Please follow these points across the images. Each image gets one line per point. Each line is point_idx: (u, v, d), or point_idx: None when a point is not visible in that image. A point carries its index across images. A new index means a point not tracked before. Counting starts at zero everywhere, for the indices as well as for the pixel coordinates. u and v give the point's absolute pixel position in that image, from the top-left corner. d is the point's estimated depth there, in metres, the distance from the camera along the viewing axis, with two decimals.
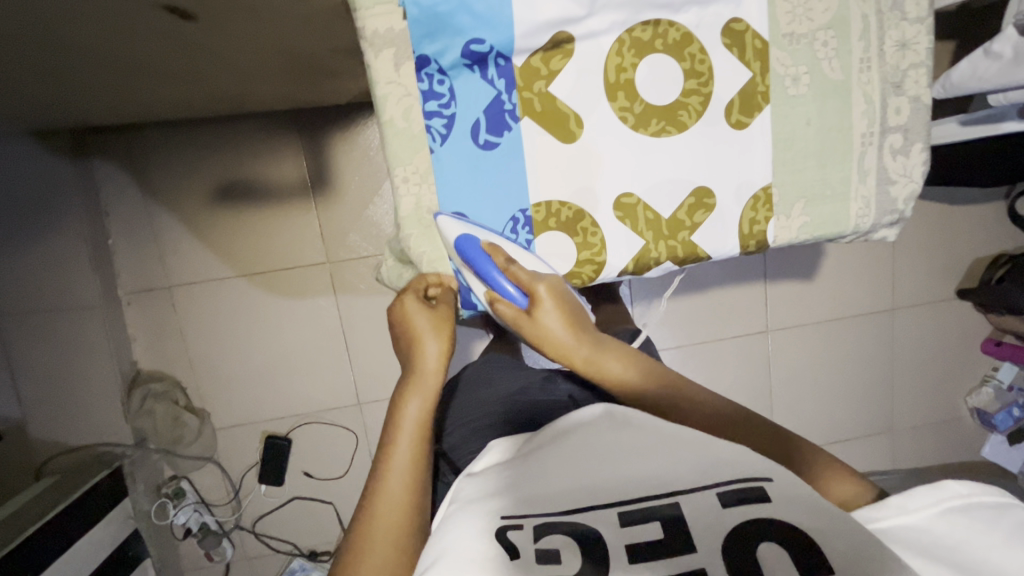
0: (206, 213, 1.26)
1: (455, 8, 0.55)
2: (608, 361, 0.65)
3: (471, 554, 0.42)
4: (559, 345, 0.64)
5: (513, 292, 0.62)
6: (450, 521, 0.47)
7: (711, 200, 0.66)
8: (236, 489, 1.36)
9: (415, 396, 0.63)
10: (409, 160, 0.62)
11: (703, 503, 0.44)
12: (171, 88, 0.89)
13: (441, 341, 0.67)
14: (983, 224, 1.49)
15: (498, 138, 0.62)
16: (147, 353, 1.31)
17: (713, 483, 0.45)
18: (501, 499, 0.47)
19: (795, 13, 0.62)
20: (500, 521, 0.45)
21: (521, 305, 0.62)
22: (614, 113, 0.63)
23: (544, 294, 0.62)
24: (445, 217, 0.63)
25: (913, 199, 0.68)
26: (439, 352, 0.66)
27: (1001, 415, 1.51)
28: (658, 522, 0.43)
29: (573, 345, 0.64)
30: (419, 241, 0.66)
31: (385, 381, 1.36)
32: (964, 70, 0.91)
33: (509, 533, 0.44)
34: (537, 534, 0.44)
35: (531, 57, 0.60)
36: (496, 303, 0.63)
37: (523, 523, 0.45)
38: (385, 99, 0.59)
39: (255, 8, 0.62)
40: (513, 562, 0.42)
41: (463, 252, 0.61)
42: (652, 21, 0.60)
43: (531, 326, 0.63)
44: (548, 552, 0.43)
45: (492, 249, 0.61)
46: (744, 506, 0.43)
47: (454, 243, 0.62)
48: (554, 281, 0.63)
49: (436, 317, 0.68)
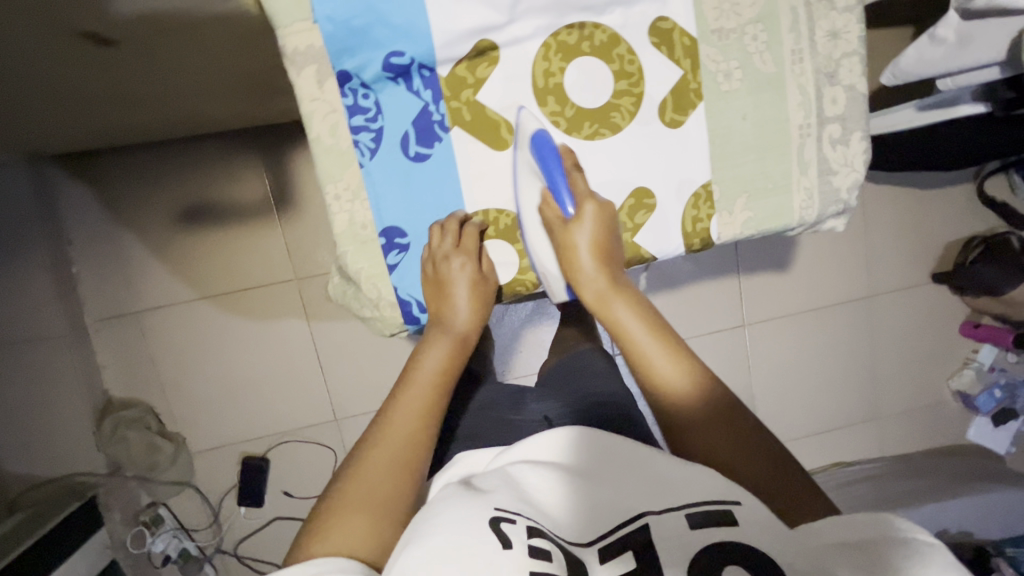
0: (169, 236, 1.25)
1: (371, 22, 0.54)
2: (621, 311, 0.61)
3: (464, 536, 0.45)
4: (578, 263, 0.62)
5: (566, 199, 0.60)
6: (441, 505, 0.50)
7: (651, 201, 0.65)
8: (216, 514, 1.35)
9: (437, 346, 0.61)
10: (340, 177, 0.59)
11: (674, 525, 0.48)
12: (124, 114, 0.89)
13: (479, 305, 0.64)
14: (952, 206, 1.49)
15: (429, 149, 0.61)
16: (117, 380, 1.28)
17: (683, 506, 0.50)
18: (499, 498, 0.51)
19: (722, 8, 0.61)
20: (494, 511, 0.48)
21: (566, 213, 0.62)
22: (545, 117, 0.62)
23: (589, 212, 0.61)
24: (526, 112, 0.61)
25: (857, 188, 0.68)
26: (475, 320, 0.63)
27: (984, 397, 1.51)
28: (631, 551, 0.46)
29: (592, 273, 0.62)
30: (356, 257, 0.62)
31: (363, 396, 1.35)
32: (911, 56, 0.91)
33: (502, 525, 0.47)
34: (528, 532, 0.47)
35: (456, 66, 0.59)
36: (545, 206, 0.63)
37: (516, 519, 0.48)
38: (310, 117, 0.57)
39: (176, 31, 0.61)
40: (506, 551, 0.44)
41: (529, 147, 0.61)
42: (577, 24, 0.59)
43: (560, 234, 0.62)
44: (538, 549, 0.45)
45: (564, 153, 0.62)
46: (711, 528, 0.47)
47: (530, 138, 0.60)
48: (604, 206, 0.63)
49: (479, 284, 0.64)
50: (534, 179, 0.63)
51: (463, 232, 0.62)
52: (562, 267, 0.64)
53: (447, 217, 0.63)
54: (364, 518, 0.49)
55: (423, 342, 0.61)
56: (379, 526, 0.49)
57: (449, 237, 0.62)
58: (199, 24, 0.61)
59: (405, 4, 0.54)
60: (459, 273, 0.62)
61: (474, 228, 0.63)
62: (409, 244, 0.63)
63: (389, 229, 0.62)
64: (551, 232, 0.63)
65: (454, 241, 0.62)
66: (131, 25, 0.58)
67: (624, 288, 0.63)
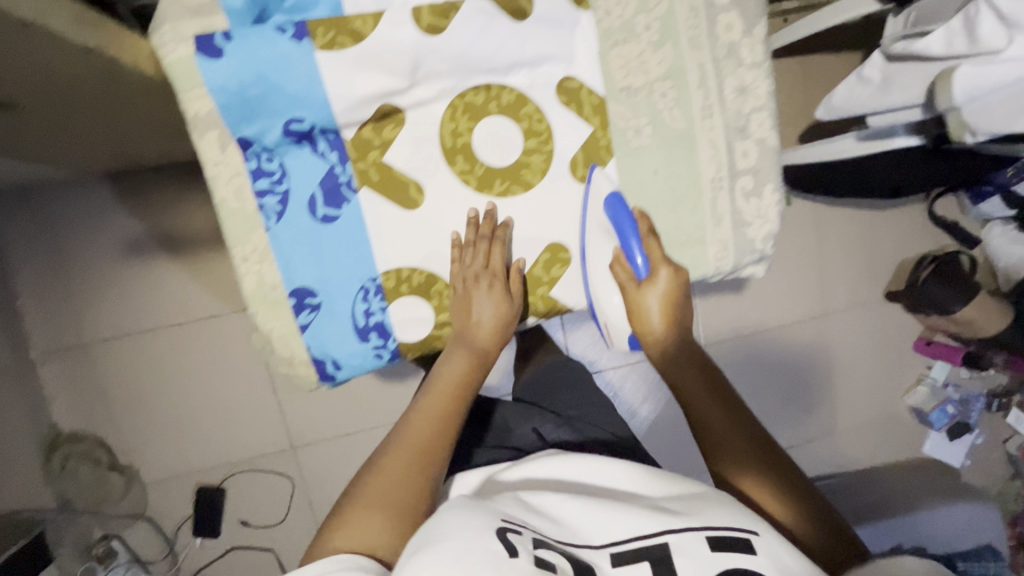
0: (116, 268, 1.23)
1: (265, 91, 0.56)
2: (684, 367, 0.69)
3: (472, 535, 0.48)
4: (647, 323, 0.65)
5: (640, 260, 0.63)
6: (446, 513, 0.52)
7: (565, 254, 0.69)
8: (171, 544, 1.33)
9: (459, 360, 0.65)
10: (247, 239, 0.60)
11: (694, 543, 0.51)
12: (57, 157, 0.87)
13: (501, 318, 0.66)
14: (903, 226, 1.52)
15: (337, 211, 0.62)
16: (68, 413, 1.26)
17: (704, 525, 0.52)
18: (509, 511, 0.54)
19: (629, 66, 0.63)
20: (500, 522, 0.51)
21: (639, 274, 0.64)
22: (455, 176, 0.64)
23: (663, 276, 0.64)
24: (597, 172, 0.65)
25: (772, 238, 0.69)
26: (495, 334, 0.66)
27: (938, 413, 1.53)
28: (647, 562, 0.50)
29: (661, 334, 0.67)
30: (267, 317, 0.62)
31: (319, 423, 1.35)
32: (843, 93, 0.93)
33: (509, 534, 0.50)
34: (534, 544, 0.50)
35: (361, 129, 0.61)
36: (615, 262, 0.65)
37: (522, 531, 0.51)
38: (215, 180, 0.58)
39: (83, 90, 0.61)
40: (513, 559, 0.46)
41: (609, 215, 0.63)
42: (482, 86, 0.62)
43: (632, 295, 0.65)
44: (544, 560, 0.48)
45: (640, 216, 0.65)
46: (728, 553, 0.50)
47: (604, 201, 0.64)
48: (678, 273, 0.65)
49: (500, 299, 0.66)
50: (608, 240, 0.66)
51: (491, 249, 0.65)
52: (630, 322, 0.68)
53: (471, 230, 0.65)
54: (379, 521, 0.53)
55: (449, 355, 0.66)
56: (395, 529, 0.53)
57: (482, 242, 0.65)
58: (110, 86, 0.61)
59: (300, 74, 0.56)
60: (484, 289, 0.65)
61: (502, 232, 0.65)
62: (320, 303, 0.63)
63: (299, 290, 0.62)
64: (621, 293, 0.66)
65: (482, 256, 0.65)
66: (38, 90, 0.58)
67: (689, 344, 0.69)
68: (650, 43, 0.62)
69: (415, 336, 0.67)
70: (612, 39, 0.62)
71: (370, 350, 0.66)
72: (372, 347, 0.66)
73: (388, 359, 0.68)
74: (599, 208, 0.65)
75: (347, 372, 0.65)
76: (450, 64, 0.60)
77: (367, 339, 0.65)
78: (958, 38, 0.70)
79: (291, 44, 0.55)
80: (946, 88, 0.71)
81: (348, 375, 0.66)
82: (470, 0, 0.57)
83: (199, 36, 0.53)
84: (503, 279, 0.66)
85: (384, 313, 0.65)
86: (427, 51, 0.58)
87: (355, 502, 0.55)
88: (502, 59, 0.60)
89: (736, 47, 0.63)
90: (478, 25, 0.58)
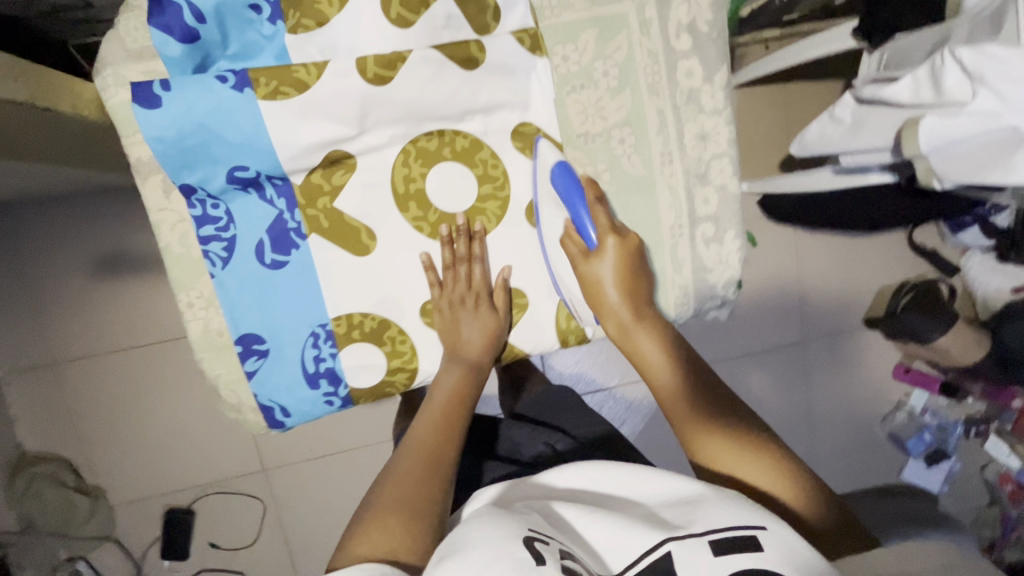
0: (86, 288, 1.22)
1: (206, 140, 0.60)
2: (642, 339, 0.66)
3: (494, 552, 0.43)
4: (604, 297, 0.66)
5: (590, 232, 0.65)
6: (473, 525, 0.48)
7: (523, 300, 0.74)
8: (138, 566, 1.31)
9: (451, 373, 0.69)
10: (192, 286, 0.65)
11: (697, 552, 0.44)
12: (27, 178, 0.87)
13: (490, 330, 0.72)
14: (883, 253, 1.53)
15: (285, 256, 0.66)
16: (35, 433, 1.24)
17: (705, 530, 0.46)
18: (528, 520, 0.48)
19: (587, 113, 0.68)
20: (527, 531, 0.46)
21: (589, 246, 0.66)
22: (409, 222, 0.69)
23: (611, 246, 0.65)
24: (544, 143, 0.68)
25: (733, 284, 0.74)
26: (484, 346, 0.72)
27: (914, 441, 1.58)
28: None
29: (617, 305, 0.66)
30: (213, 363, 0.67)
31: (292, 446, 1.33)
32: (814, 131, 0.93)
33: (536, 543, 0.44)
34: (561, 553, 0.44)
35: (310, 175, 0.66)
36: (567, 238, 0.68)
37: (549, 541, 0.45)
38: (159, 225, 0.63)
39: (28, 134, 0.59)
40: (539, 568, 0.42)
41: (555, 183, 0.66)
42: (436, 132, 0.67)
43: (582, 267, 0.66)
44: (570, 569, 0.43)
45: (587, 184, 0.66)
46: (730, 557, 0.43)
47: (552, 169, 0.67)
48: (626, 239, 0.66)
49: (486, 318, 0.72)
50: (560, 212, 0.68)
51: (473, 272, 0.71)
52: (585, 295, 0.68)
53: (450, 249, 0.70)
54: (401, 522, 0.51)
55: (441, 373, 0.70)
56: (417, 529, 0.51)
57: (460, 264, 0.71)
58: (70, 123, 0.62)
59: (240, 124, 0.61)
60: (472, 310, 0.71)
61: (480, 250, 0.71)
62: (267, 349, 0.68)
63: (246, 338, 0.67)
64: (574, 265, 0.68)
65: (467, 275, 0.71)
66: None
67: (645, 312, 0.67)
68: (608, 90, 0.67)
69: (365, 383, 0.71)
70: (569, 84, 0.67)
71: (320, 397, 0.70)
72: (322, 394, 0.70)
73: (339, 405, 0.72)
74: (548, 183, 0.68)
75: (297, 418, 0.70)
76: (401, 112, 0.65)
77: (317, 387, 0.70)
78: (925, 88, 0.71)
79: (231, 93, 0.60)
80: (912, 137, 0.70)
81: (298, 419, 0.71)
82: (418, 50, 0.63)
83: (134, 84, 0.57)
84: (489, 297, 0.72)
85: (334, 359, 0.69)
86: (373, 100, 0.63)
87: (370, 512, 0.52)
88: (455, 108, 0.66)
89: (697, 93, 0.68)
90: (429, 73, 0.63)
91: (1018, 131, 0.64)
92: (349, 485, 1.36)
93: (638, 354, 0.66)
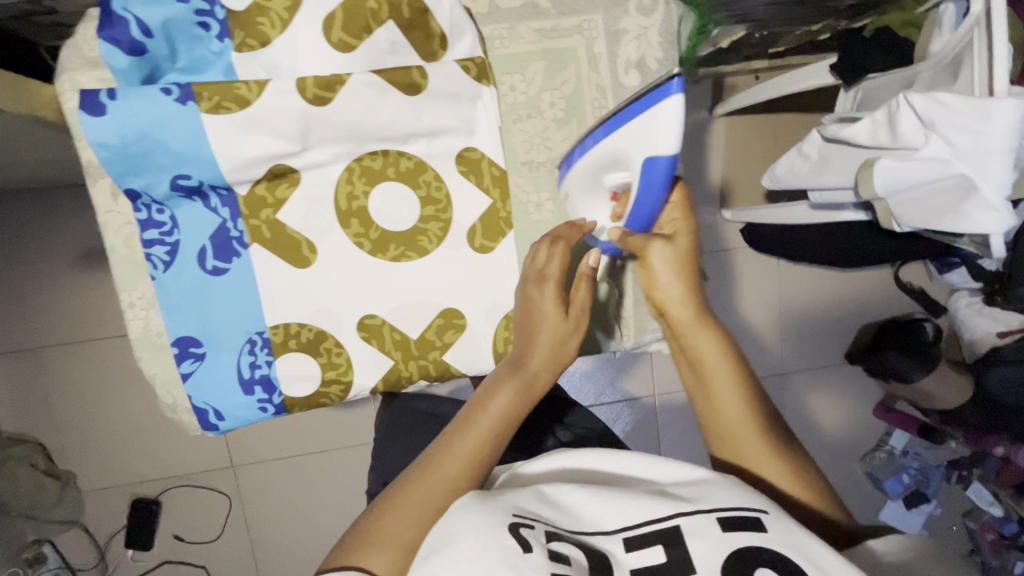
0: (67, 276, 1.25)
1: (149, 149, 0.63)
2: (705, 338, 0.58)
3: (484, 540, 0.39)
4: (656, 281, 0.60)
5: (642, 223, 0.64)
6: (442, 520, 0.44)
7: (460, 320, 0.75)
8: (103, 551, 1.33)
9: (505, 391, 0.55)
10: (134, 286, 0.69)
11: (706, 529, 0.41)
12: (16, 168, 0.91)
13: (557, 341, 0.59)
14: (867, 288, 1.52)
15: (227, 264, 0.70)
16: (11, 414, 1.27)
17: (712, 507, 0.43)
18: (516, 500, 0.44)
19: (533, 142, 0.73)
20: (513, 516, 0.42)
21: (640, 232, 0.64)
22: (350, 238, 0.71)
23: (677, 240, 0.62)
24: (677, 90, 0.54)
25: None
26: (550, 361, 0.58)
27: (892, 482, 1.53)
28: (659, 544, 0.41)
29: (677, 298, 0.59)
30: (151, 363, 0.71)
31: (258, 442, 1.34)
32: (784, 166, 0.93)
33: (522, 530, 0.41)
34: (548, 536, 0.41)
35: (255, 187, 0.69)
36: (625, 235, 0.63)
37: (535, 524, 0.42)
38: (106, 226, 0.68)
39: None
40: (527, 555, 0.39)
41: (644, 166, 0.59)
42: (380, 152, 0.71)
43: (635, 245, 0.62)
44: (558, 553, 0.40)
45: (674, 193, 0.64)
46: (743, 534, 0.41)
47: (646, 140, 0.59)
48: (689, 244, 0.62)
49: (561, 326, 0.60)
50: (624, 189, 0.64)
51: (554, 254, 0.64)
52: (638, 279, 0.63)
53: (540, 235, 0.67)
54: (391, 556, 0.46)
55: (491, 382, 0.56)
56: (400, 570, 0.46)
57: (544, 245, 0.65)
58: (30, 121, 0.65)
59: (182, 135, 0.64)
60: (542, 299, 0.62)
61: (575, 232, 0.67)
62: (204, 353, 0.71)
63: (182, 341, 0.70)
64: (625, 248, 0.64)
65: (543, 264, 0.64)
66: None
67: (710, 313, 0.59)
68: (554, 121, 0.72)
69: (299, 392, 0.73)
70: (515, 114, 0.72)
71: (254, 403, 0.73)
72: (256, 400, 0.73)
73: (272, 413, 0.74)
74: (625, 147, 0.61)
75: (229, 422, 0.73)
76: (346, 132, 0.68)
77: (252, 393, 0.72)
78: (882, 130, 0.70)
79: (174, 104, 0.63)
80: (868, 179, 0.69)
81: (232, 424, 0.74)
82: (357, 75, 0.65)
83: (82, 92, 0.61)
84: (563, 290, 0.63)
85: (270, 366, 0.72)
86: (315, 119, 0.66)
87: (363, 533, 0.47)
88: (398, 131, 0.69)
89: None
90: (371, 95, 0.66)
91: (968, 180, 0.64)
92: (311, 487, 1.37)
93: (692, 347, 0.58)
